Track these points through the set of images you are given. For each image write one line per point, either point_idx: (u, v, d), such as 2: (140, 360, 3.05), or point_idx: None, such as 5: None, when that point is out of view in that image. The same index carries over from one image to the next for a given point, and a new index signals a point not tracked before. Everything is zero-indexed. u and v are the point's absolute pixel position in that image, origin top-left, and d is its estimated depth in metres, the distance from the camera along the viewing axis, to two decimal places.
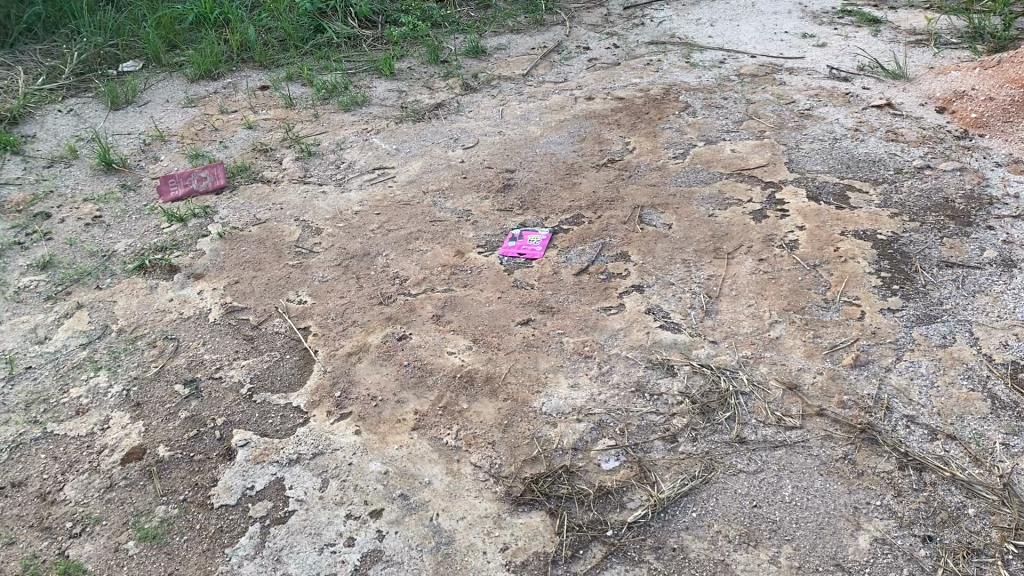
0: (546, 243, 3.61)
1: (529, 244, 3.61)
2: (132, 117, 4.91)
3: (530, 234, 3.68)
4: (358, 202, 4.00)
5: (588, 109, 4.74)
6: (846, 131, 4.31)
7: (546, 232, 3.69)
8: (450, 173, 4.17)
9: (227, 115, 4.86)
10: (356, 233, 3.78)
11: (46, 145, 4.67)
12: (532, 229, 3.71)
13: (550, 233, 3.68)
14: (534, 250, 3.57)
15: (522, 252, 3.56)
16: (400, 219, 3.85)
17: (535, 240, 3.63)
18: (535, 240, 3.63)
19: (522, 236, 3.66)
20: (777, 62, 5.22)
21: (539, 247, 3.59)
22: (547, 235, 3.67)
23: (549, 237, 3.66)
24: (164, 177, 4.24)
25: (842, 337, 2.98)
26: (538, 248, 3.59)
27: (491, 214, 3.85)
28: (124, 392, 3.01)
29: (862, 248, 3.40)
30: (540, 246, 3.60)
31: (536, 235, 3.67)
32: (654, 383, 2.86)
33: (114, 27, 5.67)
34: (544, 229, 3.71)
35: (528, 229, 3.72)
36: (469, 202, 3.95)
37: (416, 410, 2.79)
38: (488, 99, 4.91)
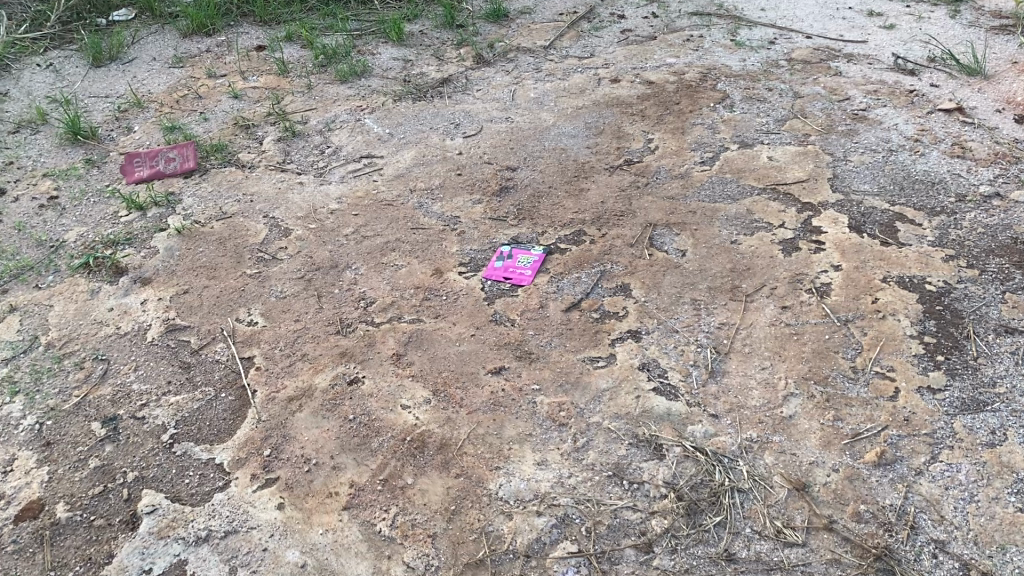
0: (536, 266, 3.14)
1: (517, 267, 3.14)
2: (113, 76, 4.49)
3: (519, 253, 3.21)
4: (336, 198, 3.56)
5: (611, 93, 4.20)
6: (904, 142, 3.72)
7: (538, 251, 3.22)
8: (444, 169, 3.70)
9: (214, 80, 4.42)
10: (327, 238, 3.35)
11: (16, 105, 4.28)
12: (523, 247, 3.24)
13: (542, 253, 3.21)
14: (523, 275, 3.11)
15: (507, 277, 3.10)
16: (379, 223, 3.41)
17: (524, 262, 3.17)
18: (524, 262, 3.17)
19: (511, 255, 3.20)
20: (835, 45, 4.60)
21: (529, 272, 3.12)
22: (538, 254, 3.20)
23: (541, 257, 3.18)
24: (130, 154, 3.84)
25: (868, 422, 2.49)
26: (527, 272, 3.12)
27: (482, 225, 3.39)
28: (37, 426, 2.66)
29: (905, 302, 2.87)
30: (529, 269, 3.13)
31: (526, 255, 3.20)
32: (635, 467, 2.41)
33: None
34: (537, 247, 3.24)
35: (517, 246, 3.25)
36: (460, 206, 3.48)
37: (351, 483, 2.39)
38: (501, 76, 4.39)
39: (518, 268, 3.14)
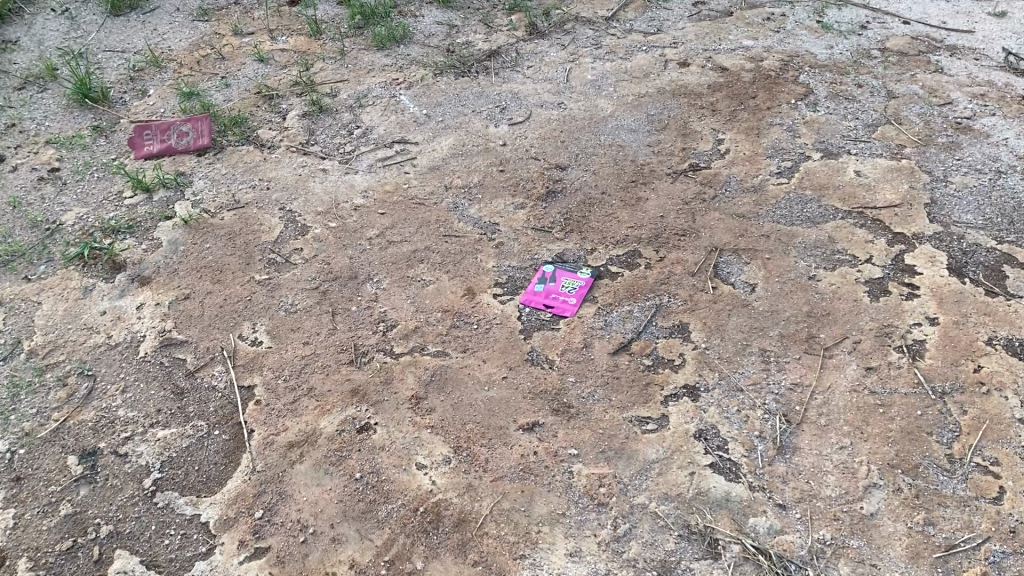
0: (581, 295, 2.75)
1: (559, 294, 2.75)
2: (132, 29, 4.11)
3: (562, 277, 2.82)
4: (362, 190, 3.17)
5: (678, 79, 3.72)
6: (1016, 161, 3.21)
7: (584, 275, 2.82)
8: (485, 163, 3.29)
9: (239, 40, 4.02)
10: (348, 240, 2.98)
11: (26, 56, 3.92)
12: (568, 269, 2.85)
13: (589, 278, 2.81)
14: (565, 305, 2.72)
15: (547, 305, 2.72)
16: (408, 226, 3.03)
17: (567, 289, 2.78)
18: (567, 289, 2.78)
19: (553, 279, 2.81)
20: (937, 34, 4.05)
21: (572, 301, 2.73)
22: (585, 280, 2.80)
23: (588, 283, 2.79)
24: (142, 125, 3.47)
25: (966, 530, 2.09)
26: (570, 301, 2.73)
27: (523, 236, 2.99)
28: (8, 455, 2.35)
29: (1014, 373, 2.44)
30: (573, 298, 2.74)
31: (570, 280, 2.81)
32: (684, 568, 2.04)
33: None
34: (583, 270, 2.84)
35: (561, 268, 2.85)
36: (499, 211, 3.08)
37: (352, 563, 2.05)
38: (556, 51, 3.93)
39: (561, 296, 2.75)
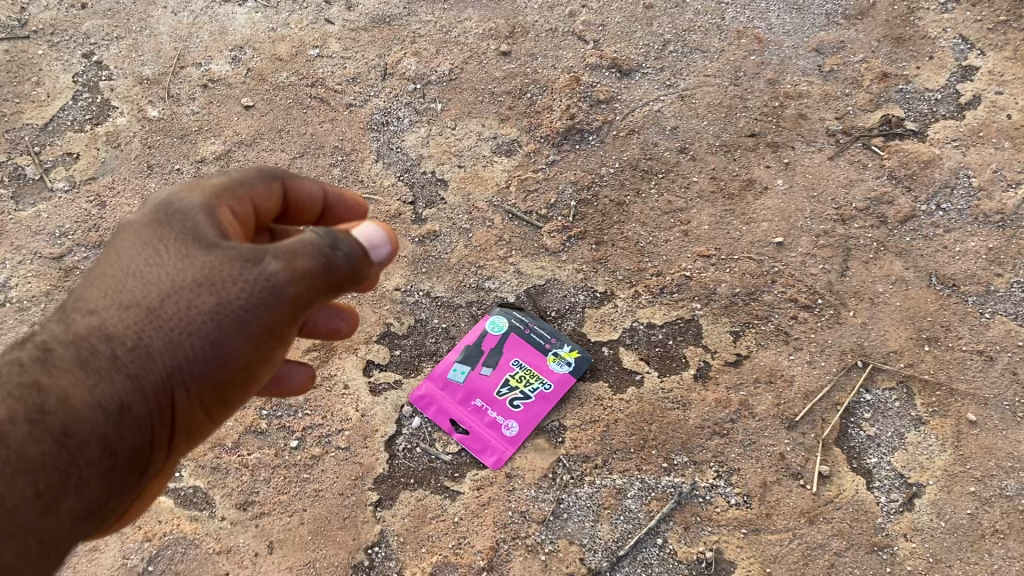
0: (534, 417, 1.31)
1: (489, 407, 1.33)
2: None
3: (510, 361, 1.37)
4: (234, 47, 1.71)
5: None
6: None
7: (556, 368, 1.35)
8: (479, 30, 1.73)
9: None
10: (160, 158, 1.57)
11: None
12: (531, 341, 1.38)
13: (563, 377, 1.34)
14: (491, 438, 1.30)
15: (457, 430, 1.31)
16: (278, 149, 1.57)
17: (511, 394, 1.34)
18: (511, 395, 1.34)
19: (491, 362, 1.37)
20: None
21: (509, 432, 1.30)
22: (552, 380, 1.34)
23: (557, 390, 1.33)
24: None
25: None
26: (505, 432, 1.30)
27: (480, 225, 1.49)
28: None
29: None
30: (514, 424, 1.31)
31: (525, 373, 1.36)
32: None
33: None
34: (560, 349, 1.37)
35: (518, 334, 1.39)
36: (460, 152, 1.56)
37: None
38: None
39: (490, 413, 1.32)
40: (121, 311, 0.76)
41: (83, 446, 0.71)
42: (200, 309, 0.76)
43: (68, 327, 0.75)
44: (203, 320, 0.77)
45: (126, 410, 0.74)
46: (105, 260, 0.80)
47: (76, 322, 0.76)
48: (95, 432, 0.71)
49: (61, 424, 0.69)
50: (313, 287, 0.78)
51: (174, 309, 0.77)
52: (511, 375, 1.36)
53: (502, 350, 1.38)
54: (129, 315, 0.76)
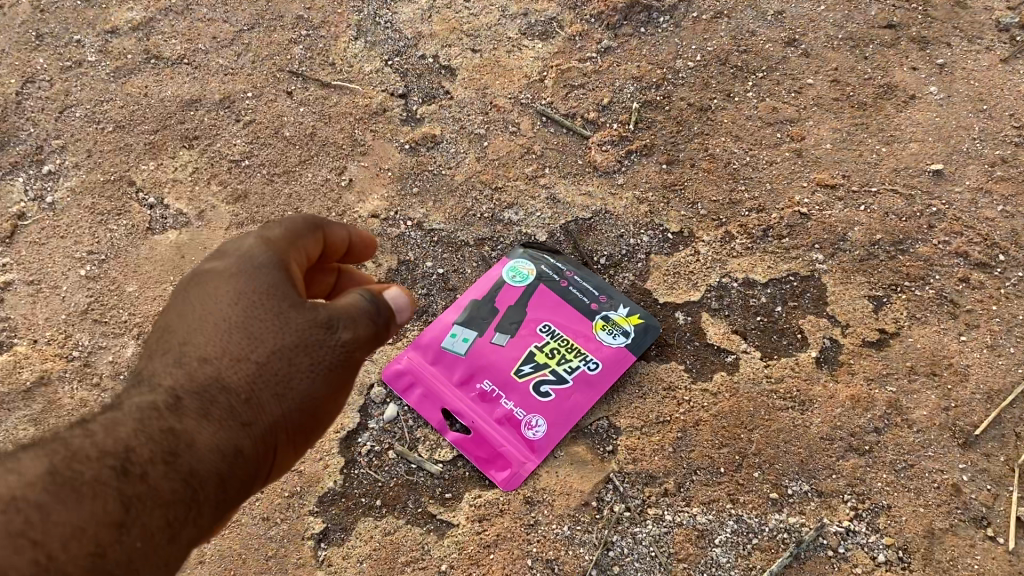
0: (571, 412, 0.85)
1: (504, 394, 0.87)
2: None
3: (537, 327, 0.91)
4: None
5: None
6: None
7: (606, 342, 0.89)
8: None
9: None
10: (56, 27, 1.13)
11: None
12: (570, 300, 0.93)
13: (615, 355, 0.88)
14: (504, 443, 0.84)
15: (452, 426, 0.86)
16: (221, 18, 1.13)
17: (537, 375, 0.88)
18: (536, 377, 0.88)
19: (509, 327, 0.91)
20: None
21: (532, 434, 0.84)
22: (600, 359, 0.88)
23: (606, 374, 0.87)
24: None
25: None
26: (526, 432, 0.85)
27: (500, 130, 1.05)
28: None
29: None
30: (540, 422, 0.85)
31: (560, 347, 0.90)
32: None
33: None
34: (612, 313, 0.91)
35: (549, 289, 0.93)
36: (475, 31, 1.12)
37: None
38: None
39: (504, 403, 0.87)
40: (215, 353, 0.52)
41: (206, 491, 0.48)
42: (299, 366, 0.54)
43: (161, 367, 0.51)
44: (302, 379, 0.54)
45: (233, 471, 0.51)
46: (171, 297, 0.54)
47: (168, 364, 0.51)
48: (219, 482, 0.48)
49: (187, 466, 0.47)
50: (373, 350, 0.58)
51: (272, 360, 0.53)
52: (539, 347, 0.90)
53: (526, 309, 0.93)
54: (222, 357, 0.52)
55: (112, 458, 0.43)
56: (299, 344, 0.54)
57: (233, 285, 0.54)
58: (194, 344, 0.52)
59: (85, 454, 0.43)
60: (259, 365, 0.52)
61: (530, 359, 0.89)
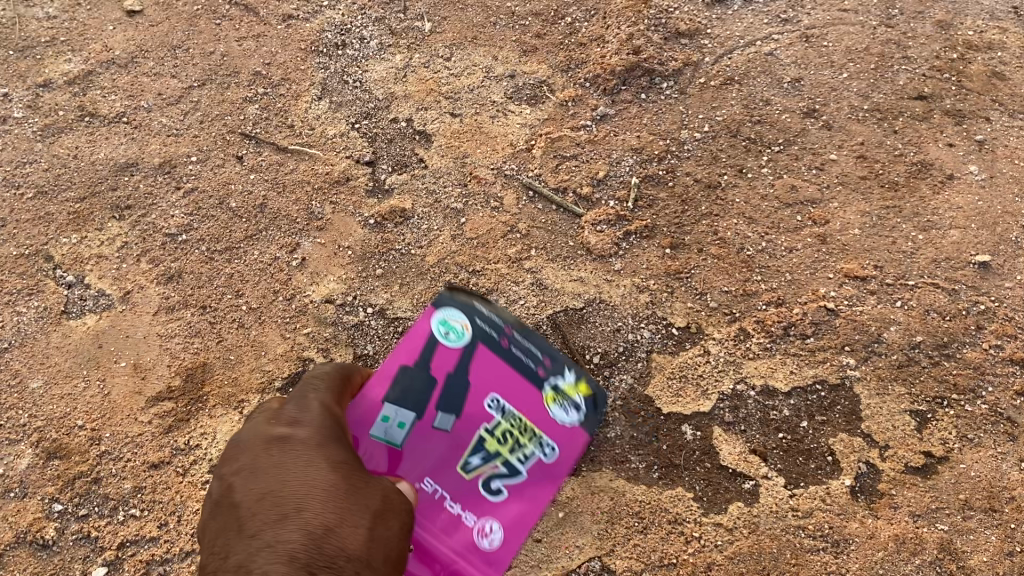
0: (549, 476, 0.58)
1: (446, 491, 0.55)
2: None
3: (482, 402, 0.59)
4: None
5: None
6: None
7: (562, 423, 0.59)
8: None
9: None
10: None
11: None
12: (516, 370, 0.60)
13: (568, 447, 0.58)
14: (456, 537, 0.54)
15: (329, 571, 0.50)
16: (168, 73, 1.00)
17: (485, 471, 0.57)
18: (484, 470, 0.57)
19: (449, 397, 0.58)
20: None
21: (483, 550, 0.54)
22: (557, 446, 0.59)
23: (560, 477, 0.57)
24: None
25: None
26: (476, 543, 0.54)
27: (479, 205, 0.91)
28: None
29: None
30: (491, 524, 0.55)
31: (507, 438, 0.58)
32: None
33: None
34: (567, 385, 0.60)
35: (491, 359, 0.60)
36: (455, 93, 1.00)
37: None
38: None
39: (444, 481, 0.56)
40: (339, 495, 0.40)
41: None
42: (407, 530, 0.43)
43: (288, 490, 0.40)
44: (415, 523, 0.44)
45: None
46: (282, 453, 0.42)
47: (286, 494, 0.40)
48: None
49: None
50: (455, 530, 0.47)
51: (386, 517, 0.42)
52: (487, 430, 0.58)
53: (467, 375, 0.59)
54: (343, 522, 0.38)
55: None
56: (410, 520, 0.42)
57: (323, 453, 0.43)
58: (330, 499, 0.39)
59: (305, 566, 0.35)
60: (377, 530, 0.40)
61: (478, 445, 0.57)
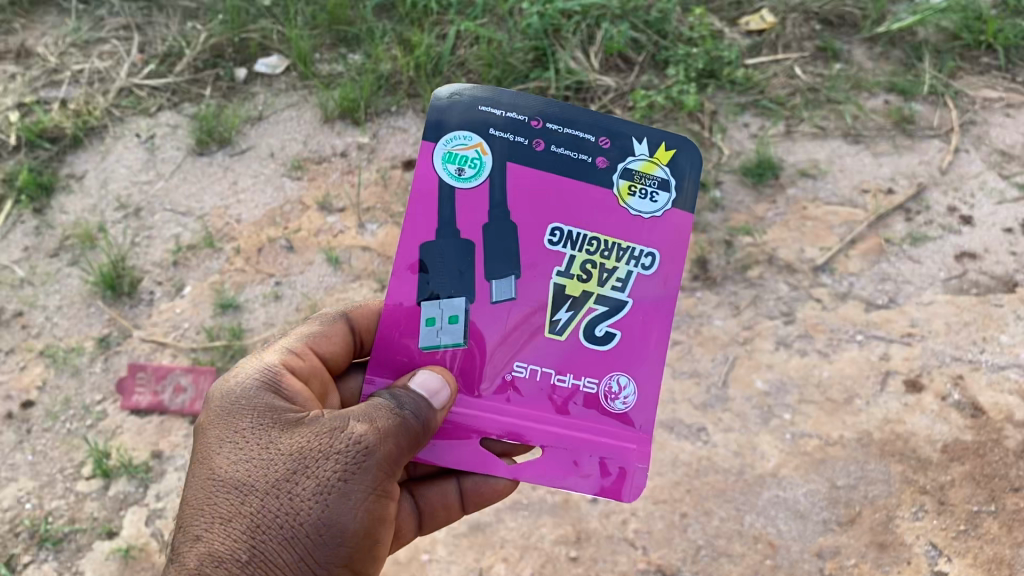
0: (646, 290, 1.62)
1: (552, 367, 1.61)
2: (210, 178, 3.39)
3: (547, 223, 1.61)
4: None
5: (895, 417, 2.45)
6: None
7: (637, 207, 1.61)
8: (552, 535, 2.26)
9: (322, 221, 3.18)
10: None
11: (79, 201, 3.33)
12: (548, 169, 1.61)
13: (663, 209, 1.62)
14: (582, 419, 1.60)
15: (502, 471, 1.59)
16: None
17: (578, 319, 1.61)
18: (585, 307, 1.61)
19: (501, 247, 1.60)
20: None
21: (620, 402, 1.60)
22: (641, 225, 1.61)
23: (670, 258, 1.62)
24: (134, 366, 2.74)
25: None
26: (610, 401, 1.60)
27: None
28: None
29: None
30: (621, 374, 1.61)
31: (590, 247, 1.61)
32: None
33: None
34: (632, 155, 1.62)
35: (519, 160, 1.61)
36: None
37: None
38: (729, 314, 2.75)
39: (542, 267, 1.61)
40: (262, 484, 1.42)
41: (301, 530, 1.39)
42: (310, 481, 1.41)
43: (238, 487, 1.43)
44: (340, 460, 1.43)
45: (316, 547, 1.39)
46: (232, 465, 1.46)
47: (238, 488, 1.43)
48: (302, 522, 1.39)
49: (285, 528, 1.39)
50: (386, 447, 1.45)
51: (292, 482, 1.41)
52: (561, 266, 1.61)
53: (501, 218, 1.60)
54: (267, 494, 1.41)
55: (250, 532, 1.39)
56: (293, 481, 1.41)
57: (252, 458, 1.46)
58: (260, 486, 1.42)
59: (246, 531, 1.39)
60: (278, 487, 1.41)
61: (559, 280, 1.61)
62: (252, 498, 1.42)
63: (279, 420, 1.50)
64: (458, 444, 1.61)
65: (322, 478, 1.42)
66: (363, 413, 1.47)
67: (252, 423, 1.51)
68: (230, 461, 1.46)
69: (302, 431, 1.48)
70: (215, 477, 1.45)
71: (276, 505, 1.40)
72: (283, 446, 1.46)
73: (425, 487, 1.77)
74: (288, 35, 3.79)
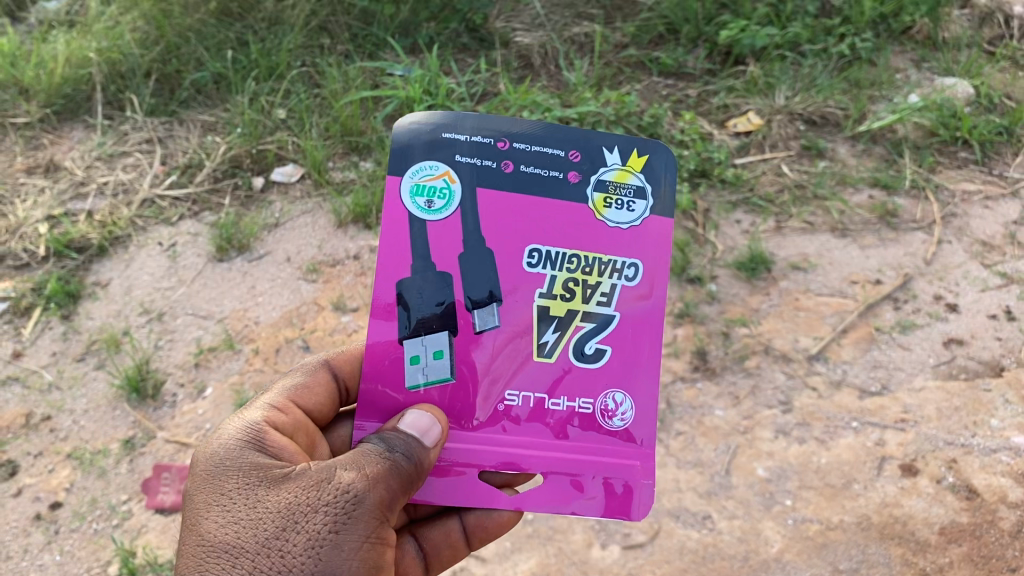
0: (634, 304, 1.61)
1: (542, 393, 1.59)
2: (229, 283, 3.56)
3: (524, 247, 1.59)
4: None
5: (892, 501, 2.54)
6: None
7: (614, 219, 1.61)
8: None
9: (337, 321, 3.34)
10: None
11: (105, 308, 3.49)
12: (519, 193, 1.59)
13: (641, 217, 1.61)
14: (577, 442, 1.58)
15: (504, 498, 1.58)
16: None
17: (567, 336, 1.59)
18: (573, 326, 1.60)
19: (479, 274, 1.58)
20: None
21: (616, 419, 1.59)
22: (620, 236, 1.61)
23: (655, 264, 1.61)
24: (157, 466, 2.85)
25: None
26: (606, 418, 1.59)
27: None
28: None
29: None
30: (615, 391, 1.60)
31: (571, 266, 1.60)
32: None
33: (299, 95, 4.34)
34: (602, 167, 1.62)
35: (489, 186, 1.59)
36: None
37: None
38: (729, 404, 2.87)
39: (524, 292, 1.59)
40: (252, 540, 1.43)
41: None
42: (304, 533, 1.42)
43: (229, 549, 1.43)
44: (332, 508, 1.44)
45: None
46: (221, 530, 1.46)
47: (229, 551, 1.43)
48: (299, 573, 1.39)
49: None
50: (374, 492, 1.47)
51: (285, 535, 1.42)
52: (540, 289, 1.59)
53: (475, 246, 1.58)
54: (259, 550, 1.41)
55: None
56: (285, 534, 1.42)
57: (240, 519, 1.46)
58: (250, 545, 1.42)
59: None
60: (270, 540, 1.42)
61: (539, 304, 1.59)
62: (245, 556, 1.41)
63: (268, 478, 1.52)
64: (457, 481, 1.59)
65: (314, 527, 1.43)
66: (353, 458, 1.50)
67: (240, 484, 1.52)
68: (219, 526, 1.47)
69: (290, 486, 1.49)
70: (205, 542, 1.46)
71: (269, 560, 1.40)
72: (272, 502, 1.47)
73: (430, 528, 1.83)
74: (302, 146, 4.01)
